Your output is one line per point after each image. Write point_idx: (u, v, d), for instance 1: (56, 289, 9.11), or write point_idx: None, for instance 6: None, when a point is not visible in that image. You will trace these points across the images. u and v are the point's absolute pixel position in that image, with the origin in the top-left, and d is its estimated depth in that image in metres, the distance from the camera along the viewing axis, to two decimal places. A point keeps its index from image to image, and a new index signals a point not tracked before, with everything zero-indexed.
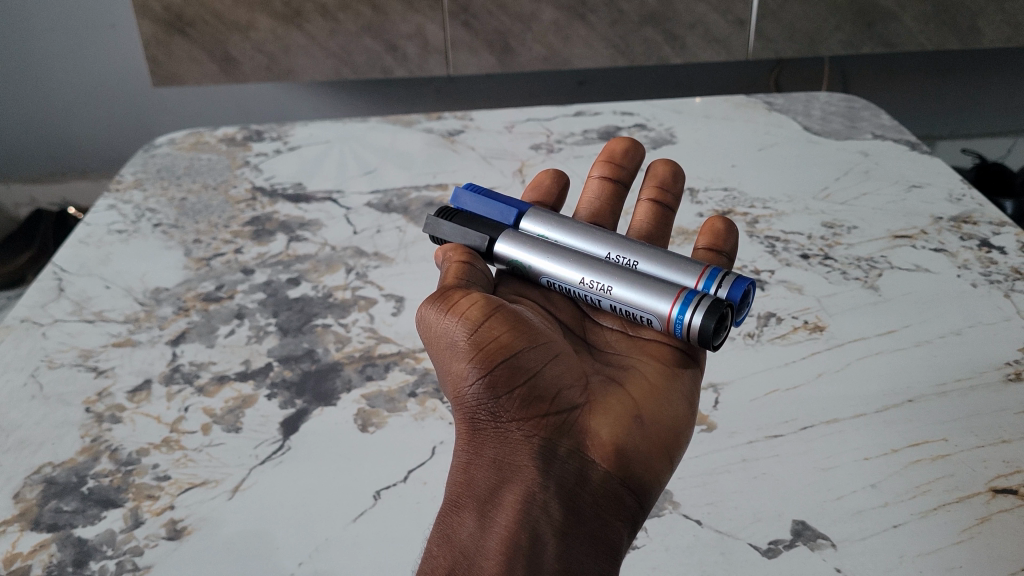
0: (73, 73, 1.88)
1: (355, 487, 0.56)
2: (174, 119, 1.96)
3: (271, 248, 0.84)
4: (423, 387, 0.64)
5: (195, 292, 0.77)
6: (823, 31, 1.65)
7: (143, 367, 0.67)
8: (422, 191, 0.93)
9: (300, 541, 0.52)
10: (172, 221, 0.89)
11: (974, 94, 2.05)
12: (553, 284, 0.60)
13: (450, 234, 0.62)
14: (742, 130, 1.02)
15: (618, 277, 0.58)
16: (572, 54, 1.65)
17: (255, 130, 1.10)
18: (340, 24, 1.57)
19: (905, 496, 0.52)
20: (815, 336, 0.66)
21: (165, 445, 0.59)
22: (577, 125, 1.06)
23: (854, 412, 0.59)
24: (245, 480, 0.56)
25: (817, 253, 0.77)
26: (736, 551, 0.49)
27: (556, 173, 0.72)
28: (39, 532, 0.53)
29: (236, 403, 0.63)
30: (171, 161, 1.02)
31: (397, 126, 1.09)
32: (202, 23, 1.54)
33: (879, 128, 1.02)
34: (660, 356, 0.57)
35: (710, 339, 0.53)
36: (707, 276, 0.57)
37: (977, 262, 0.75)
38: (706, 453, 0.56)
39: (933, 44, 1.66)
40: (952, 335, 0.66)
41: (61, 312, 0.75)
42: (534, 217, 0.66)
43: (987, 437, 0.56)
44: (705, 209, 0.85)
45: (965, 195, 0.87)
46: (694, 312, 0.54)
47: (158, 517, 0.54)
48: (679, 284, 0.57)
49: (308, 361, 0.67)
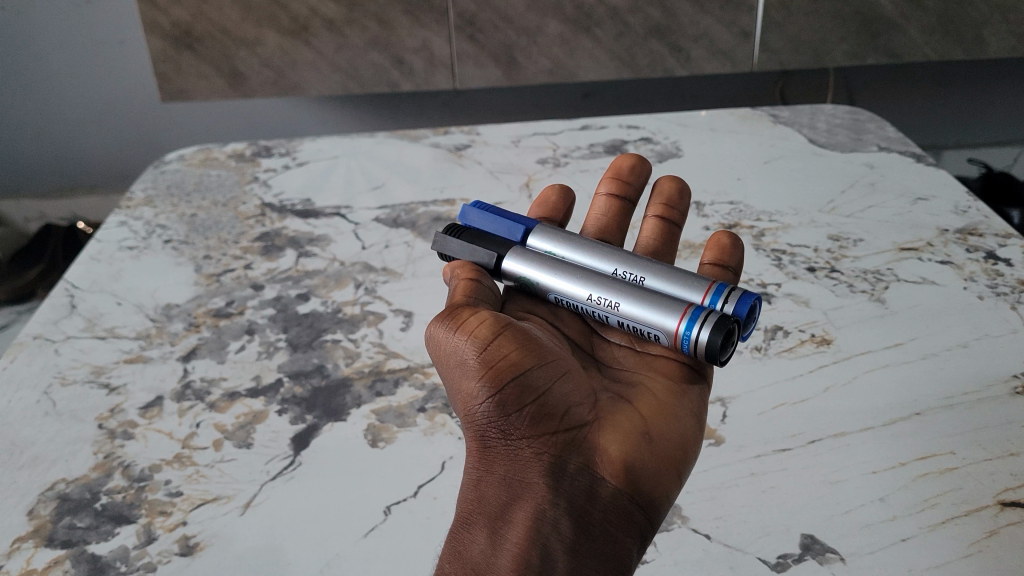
0: (83, 90, 1.90)
1: (366, 503, 0.56)
2: (183, 134, 1.97)
3: (280, 263, 0.84)
4: (433, 402, 0.65)
5: (206, 308, 0.77)
6: (827, 42, 1.65)
7: (155, 383, 0.68)
8: (430, 206, 0.93)
9: (313, 556, 0.52)
10: (182, 237, 0.90)
11: (978, 103, 2.05)
12: (561, 301, 0.61)
13: (458, 251, 0.63)
14: (748, 143, 1.03)
15: (626, 294, 0.58)
16: (577, 67, 1.66)
17: (264, 146, 1.11)
18: (346, 39, 1.59)
19: (913, 509, 0.53)
20: (822, 349, 0.67)
21: (177, 461, 0.60)
22: (583, 139, 1.07)
23: (861, 426, 0.59)
24: (257, 495, 0.57)
25: (823, 265, 0.78)
26: (744, 565, 0.50)
27: (562, 188, 0.73)
28: (53, 549, 0.54)
29: (247, 419, 0.64)
30: (180, 178, 1.03)
31: (404, 141, 1.09)
32: (210, 39, 1.56)
33: (884, 140, 1.03)
34: (668, 372, 0.58)
35: (718, 354, 0.54)
36: (714, 291, 0.58)
37: (983, 275, 0.75)
38: (715, 466, 0.57)
39: (937, 54, 1.67)
40: (959, 348, 0.66)
41: (74, 329, 0.75)
42: (541, 234, 0.66)
43: (995, 450, 0.57)
44: (711, 222, 0.85)
45: (970, 207, 0.87)
46: (699, 326, 0.54)
47: (170, 533, 0.54)
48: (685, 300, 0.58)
49: (318, 376, 0.68)
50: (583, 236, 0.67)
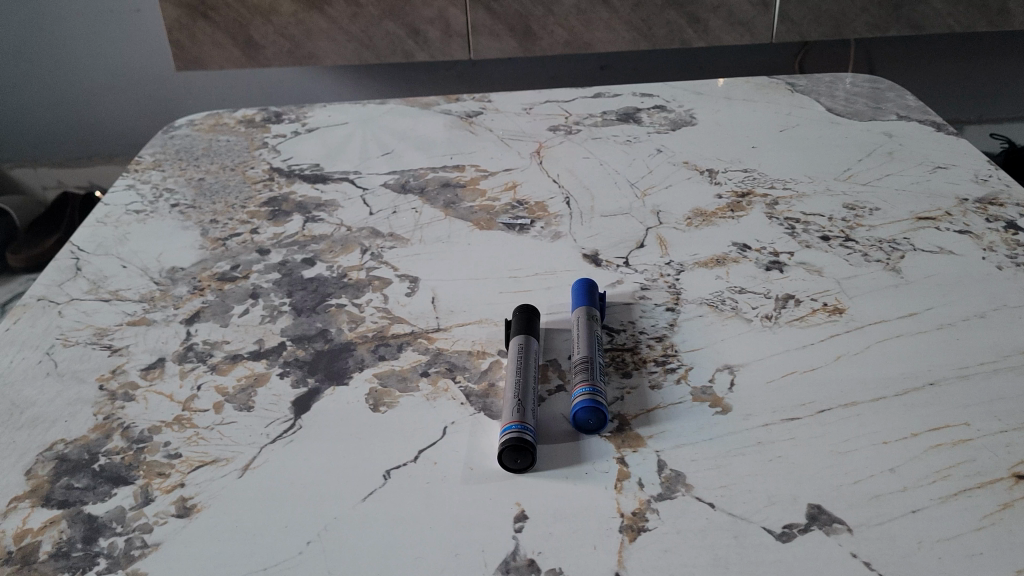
0: (98, 59, 1.89)
1: (366, 467, 0.55)
2: (198, 105, 1.97)
3: (287, 228, 0.83)
4: (436, 367, 0.64)
5: (211, 272, 0.77)
6: (848, 14, 1.60)
7: (157, 346, 0.67)
8: (440, 172, 0.92)
9: (310, 520, 0.51)
10: (189, 202, 0.89)
11: (1003, 77, 2.01)
12: (526, 384, 0.60)
13: (564, 344, 0.67)
14: (765, 112, 1.01)
15: (530, 398, 0.59)
16: (594, 38, 1.63)
17: (274, 112, 1.09)
18: (361, 8, 1.57)
19: (925, 480, 0.51)
20: (834, 318, 0.65)
21: (176, 423, 0.59)
22: (597, 107, 1.05)
23: (873, 396, 0.58)
24: (256, 458, 0.56)
25: (838, 234, 0.76)
26: (748, 535, 0.49)
27: (523, 314, 0.67)
28: (50, 509, 0.53)
29: (249, 381, 0.63)
30: (189, 143, 1.02)
31: (415, 109, 1.08)
32: (225, 7, 1.55)
33: (905, 109, 1.00)
34: (480, 438, 0.57)
35: (510, 455, 0.54)
36: (584, 406, 0.57)
37: (1002, 245, 0.73)
38: (723, 435, 0.56)
39: (961, 26, 1.62)
40: (975, 318, 0.65)
41: (78, 290, 0.75)
42: (594, 325, 0.65)
43: (1010, 422, 0.55)
44: (724, 190, 0.84)
45: (991, 175, 0.85)
46: (534, 437, 0.56)
47: (168, 495, 0.54)
48: (574, 411, 0.57)
49: (321, 340, 0.67)
50: (593, 338, 0.64)
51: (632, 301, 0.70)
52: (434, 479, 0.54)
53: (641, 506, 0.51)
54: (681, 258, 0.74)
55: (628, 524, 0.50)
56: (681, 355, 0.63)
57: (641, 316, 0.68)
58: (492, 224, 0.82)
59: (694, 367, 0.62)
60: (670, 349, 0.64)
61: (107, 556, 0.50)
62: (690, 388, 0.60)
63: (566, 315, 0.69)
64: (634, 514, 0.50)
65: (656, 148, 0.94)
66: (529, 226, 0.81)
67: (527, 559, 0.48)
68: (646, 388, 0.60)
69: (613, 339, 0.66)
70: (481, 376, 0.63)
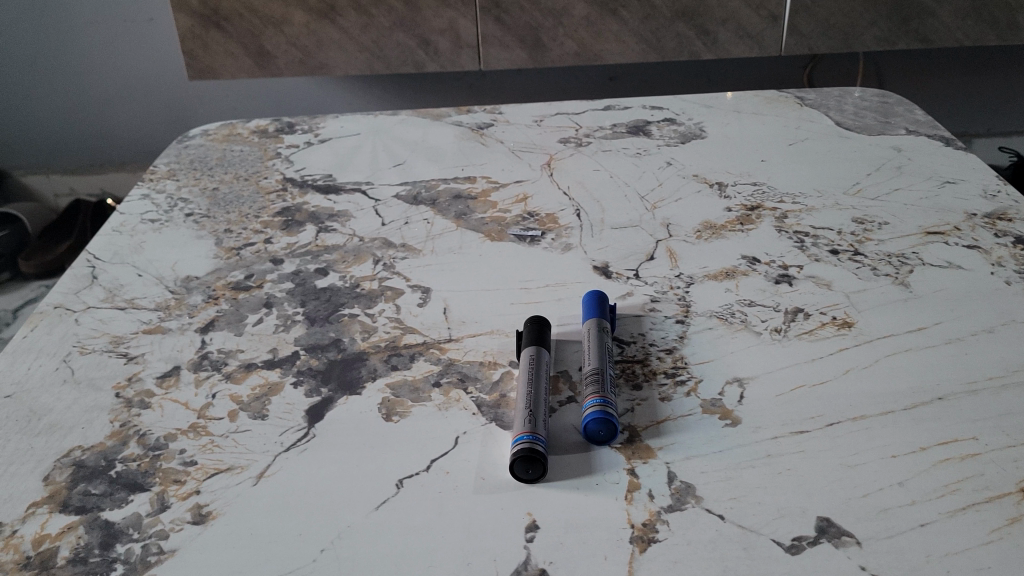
0: (112, 68, 1.91)
1: (379, 476, 0.56)
2: (210, 114, 1.98)
3: (300, 238, 0.84)
4: (447, 377, 0.65)
5: (225, 281, 0.77)
6: (858, 26, 1.61)
7: (173, 354, 0.68)
8: (451, 183, 0.93)
9: (323, 529, 0.52)
10: (204, 211, 0.90)
11: (1012, 90, 2.01)
12: (536, 395, 0.61)
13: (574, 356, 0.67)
14: (774, 126, 1.01)
15: (540, 407, 0.60)
16: (603, 49, 1.64)
17: (287, 123, 1.10)
18: (373, 19, 1.58)
19: (933, 495, 0.52)
20: (843, 332, 0.66)
21: (192, 431, 0.60)
22: (606, 119, 1.06)
23: (882, 409, 0.58)
24: (270, 466, 0.57)
25: (847, 248, 0.77)
26: (758, 547, 0.49)
27: (533, 324, 0.67)
28: (67, 515, 0.54)
29: (263, 391, 0.64)
30: (204, 153, 1.03)
31: (427, 120, 1.09)
32: (238, 18, 1.56)
33: (913, 123, 1.01)
34: (491, 450, 0.58)
35: (522, 466, 0.55)
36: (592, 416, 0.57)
37: (1011, 260, 0.74)
38: (733, 448, 0.56)
39: (971, 40, 1.62)
40: (983, 333, 0.65)
41: (93, 299, 0.76)
42: (604, 336, 0.66)
43: (1018, 437, 0.55)
44: (733, 204, 0.85)
45: (1000, 190, 0.85)
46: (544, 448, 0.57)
47: (184, 502, 0.55)
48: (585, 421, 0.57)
49: (334, 350, 0.68)
50: (603, 349, 0.64)
51: (642, 313, 0.70)
52: (446, 491, 0.54)
53: (651, 517, 0.52)
54: (690, 271, 0.75)
55: (638, 535, 0.50)
56: (690, 368, 0.63)
57: (651, 328, 0.68)
58: (503, 235, 0.82)
59: (703, 380, 0.62)
60: (680, 361, 0.64)
61: (124, 562, 0.51)
62: (700, 401, 0.60)
63: (576, 326, 0.70)
64: (644, 526, 0.51)
65: (666, 161, 0.94)
66: (540, 237, 0.82)
67: (538, 569, 0.49)
68: (656, 400, 0.61)
69: (623, 351, 0.66)
70: (492, 387, 0.64)
